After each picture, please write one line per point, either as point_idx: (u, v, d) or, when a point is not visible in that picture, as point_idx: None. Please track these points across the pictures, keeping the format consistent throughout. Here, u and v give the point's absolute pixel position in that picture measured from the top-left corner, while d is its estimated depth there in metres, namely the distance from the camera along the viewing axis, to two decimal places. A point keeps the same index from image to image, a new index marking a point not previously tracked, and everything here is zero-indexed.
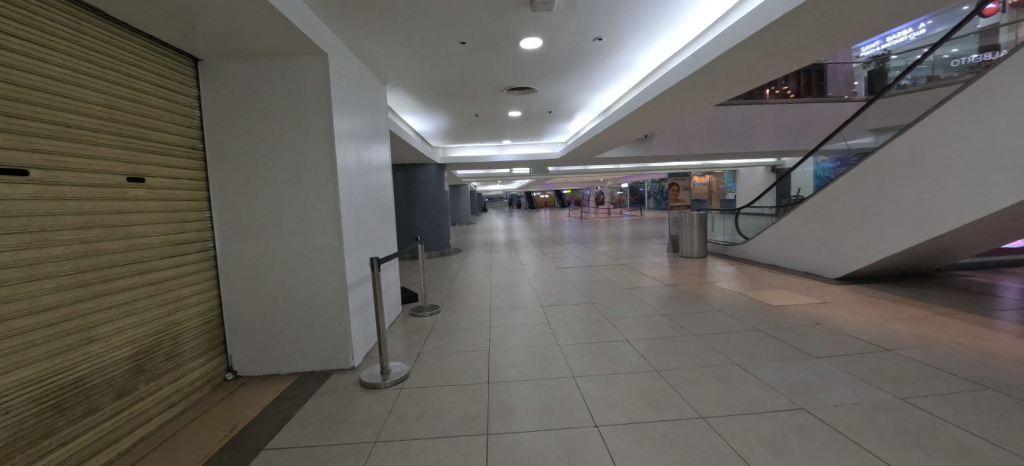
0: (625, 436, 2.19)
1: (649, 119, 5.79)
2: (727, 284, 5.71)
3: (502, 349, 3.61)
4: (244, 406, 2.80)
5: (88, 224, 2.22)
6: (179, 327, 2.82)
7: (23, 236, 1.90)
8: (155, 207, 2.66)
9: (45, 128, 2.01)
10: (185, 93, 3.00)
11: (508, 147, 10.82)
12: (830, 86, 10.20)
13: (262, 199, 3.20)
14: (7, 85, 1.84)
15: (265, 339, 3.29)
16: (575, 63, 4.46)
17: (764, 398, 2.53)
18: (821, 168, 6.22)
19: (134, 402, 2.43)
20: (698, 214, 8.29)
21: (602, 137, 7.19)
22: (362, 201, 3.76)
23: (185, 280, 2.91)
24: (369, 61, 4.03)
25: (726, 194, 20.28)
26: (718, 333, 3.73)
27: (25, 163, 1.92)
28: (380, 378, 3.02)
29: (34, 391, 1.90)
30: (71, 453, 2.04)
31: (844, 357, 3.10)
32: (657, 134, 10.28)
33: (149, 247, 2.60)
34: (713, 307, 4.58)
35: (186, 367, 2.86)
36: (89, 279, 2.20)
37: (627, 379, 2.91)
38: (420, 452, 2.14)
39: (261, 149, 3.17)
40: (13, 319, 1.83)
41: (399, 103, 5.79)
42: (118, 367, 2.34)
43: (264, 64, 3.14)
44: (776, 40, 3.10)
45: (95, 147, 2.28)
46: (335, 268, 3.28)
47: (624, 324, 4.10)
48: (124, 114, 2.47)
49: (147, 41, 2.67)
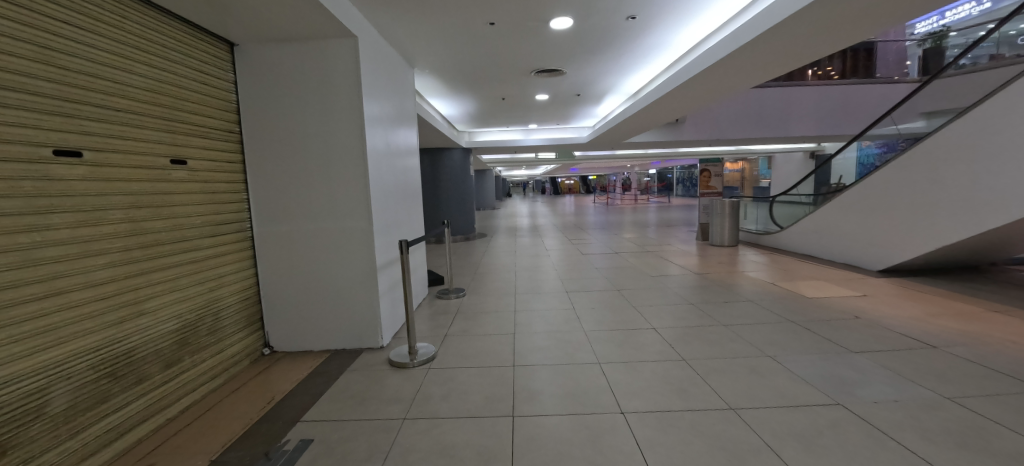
0: (650, 423, 2.19)
1: (681, 101, 5.55)
2: (758, 274, 5.51)
3: (527, 333, 3.63)
4: (280, 380, 2.93)
5: (136, 204, 2.33)
6: (220, 303, 2.96)
7: (78, 214, 2.02)
8: (196, 188, 2.78)
9: (97, 111, 2.13)
10: (222, 77, 3.08)
11: (534, 132, 10.64)
12: (878, 66, 9.56)
13: (295, 181, 3.28)
14: (59, 71, 1.95)
15: (299, 317, 3.42)
16: (606, 43, 4.29)
17: (797, 392, 2.45)
18: (865, 154, 5.94)
19: (180, 373, 2.59)
20: (730, 202, 7.99)
21: (631, 120, 6.96)
22: (390, 184, 3.78)
23: (225, 259, 3.04)
24: (399, 44, 4.02)
25: (759, 181, 19.56)
26: (748, 324, 3.63)
27: (79, 145, 2.03)
28: (408, 358, 3.09)
29: (92, 359, 2.06)
30: (125, 418, 2.20)
31: (884, 353, 2.97)
32: (688, 118, 9.97)
33: (191, 226, 2.72)
34: (743, 296, 4.46)
35: (226, 342, 3.00)
36: (136, 256, 2.33)
37: (653, 367, 2.87)
38: (447, 431, 2.20)
39: (292, 133, 3.23)
40: (70, 292, 1.97)
41: (425, 86, 5.74)
42: (165, 340, 2.49)
43: (294, 49, 3.17)
44: (826, 15, 2.88)
45: (141, 130, 2.38)
46: (364, 250, 3.34)
47: (650, 312, 4.04)
48: (166, 97, 2.56)
49: (187, 27, 2.73)
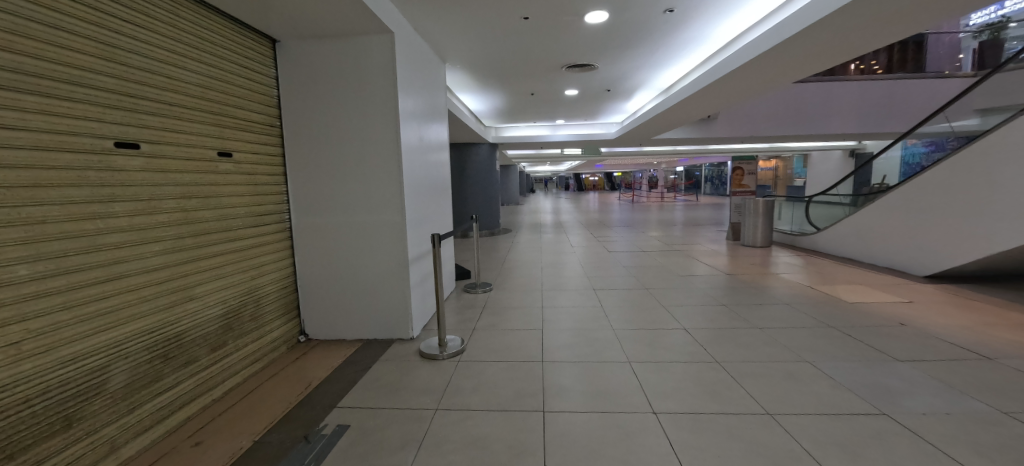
0: (683, 425, 2.17)
1: (716, 97, 5.40)
2: (793, 276, 5.34)
3: (556, 329, 3.63)
4: (315, 367, 3.03)
5: (187, 195, 2.45)
6: (260, 290, 3.08)
7: (137, 204, 2.14)
8: (240, 179, 2.89)
9: (153, 106, 2.23)
10: (265, 72, 3.17)
11: (561, 128, 10.63)
12: (928, 61, 9.04)
13: (331, 174, 3.36)
14: (120, 67, 2.06)
15: (333, 306, 3.52)
16: (641, 37, 4.22)
17: (838, 399, 2.37)
18: (911, 153, 5.67)
19: (225, 356, 2.72)
20: (764, 201, 7.76)
21: (663, 116, 6.82)
22: (422, 179, 3.83)
23: (266, 248, 3.15)
24: (433, 40, 4.06)
25: (794, 179, 18.79)
26: (785, 328, 3.53)
27: (136, 137, 2.14)
28: (438, 350, 3.15)
29: (147, 340, 2.18)
30: (176, 397, 2.33)
31: (933, 363, 2.83)
32: (721, 114, 9.68)
33: (235, 216, 2.83)
34: (778, 299, 4.33)
35: (266, 329, 3.13)
36: (187, 244, 2.44)
37: (684, 368, 2.83)
38: (479, 423, 2.24)
39: (329, 128, 3.31)
40: (129, 277, 2.09)
41: (456, 81, 5.78)
42: (212, 324, 2.62)
43: (332, 45, 3.24)
44: (879, 7, 2.73)
45: (192, 124, 2.49)
46: (397, 243, 3.41)
47: (680, 312, 3.98)
48: (214, 92, 2.66)
49: (234, 24, 2.83)
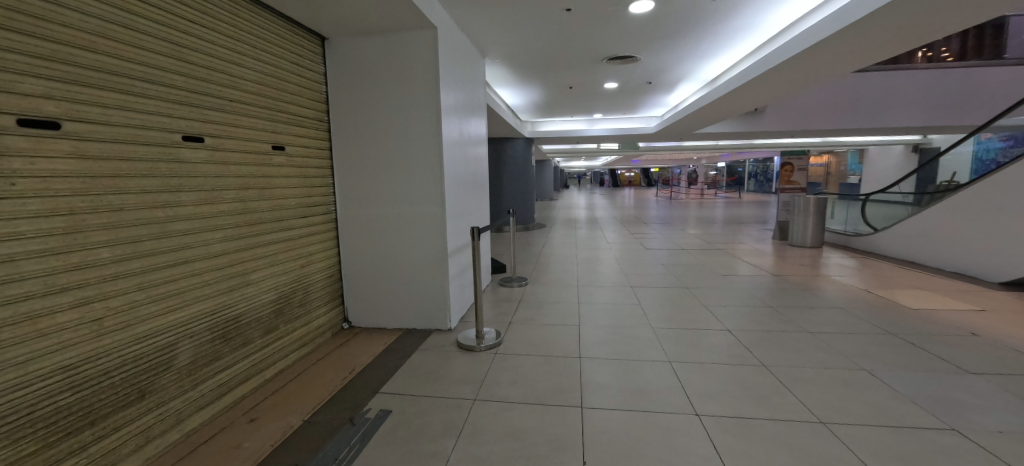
0: (729, 428, 2.09)
1: (767, 89, 5.14)
2: (847, 279, 5.01)
3: (593, 325, 3.60)
4: (358, 354, 3.14)
5: (245, 186, 2.60)
6: (308, 278, 3.22)
7: (201, 194, 2.28)
8: (292, 172, 3.03)
9: (215, 102, 2.37)
10: (315, 69, 3.30)
11: (599, 122, 10.32)
12: (1009, 46, 8.15)
13: (375, 168, 3.46)
14: (187, 65, 2.19)
15: (375, 295, 3.64)
16: (687, 27, 4.07)
17: (899, 411, 2.22)
18: (985, 149, 5.21)
19: (277, 339, 2.87)
20: (815, 199, 7.34)
21: (707, 109, 6.56)
22: (461, 173, 3.88)
23: (313, 238, 3.29)
24: (475, 35, 4.10)
25: (848, 176, 17.57)
26: (839, 333, 3.33)
27: (200, 131, 2.27)
28: (475, 342, 3.19)
29: (208, 322, 2.33)
30: (233, 375, 2.48)
31: (1011, 378, 2.59)
32: (770, 107, 9.26)
33: (287, 207, 2.97)
34: (831, 303, 4.09)
35: (313, 315, 3.27)
36: (244, 232, 2.59)
37: (729, 370, 2.73)
38: (516, 415, 2.26)
39: (374, 122, 3.40)
40: (193, 262, 2.24)
41: (496, 76, 5.81)
42: (265, 309, 2.77)
43: (377, 41, 3.32)
44: None
45: (249, 119, 2.63)
46: (436, 235, 3.47)
47: (723, 312, 3.84)
48: (269, 88, 2.79)
49: (287, 23, 2.95)
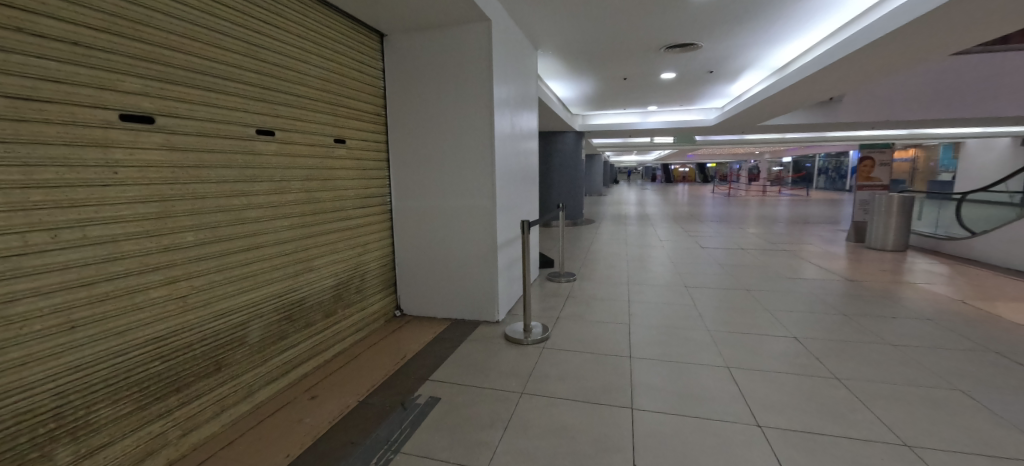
0: (797, 443, 1.94)
1: (847, 76, 4.66)
2: (938, 288, 4.47)
3: (645, 325, 3.47)
4: (409, 341, 3.24)
5: (310, 177, 2.75)
6: (365, 266, 3.37)
7: (272, 184, 2.44)
8: (351, 164, 3.16)
9: (284, 97, 2.51)
10: (374, 66, 3.42)
11: (652, 115, 9.99)
12: None
13: (427, 161, 3.55)
14: (260, 63, 2.34)
15: (426, 285, 3.74)
16: (755, 9, 3.78)
17: (1006, 440, 1.94)
18: None
19: (335, 323, 3.03)
20: (900, 198, 6.61)
21: (776, 99, 6.08)
22: (512, 166, 3.87)
23: (370, 228, 3.43)
24: (528, 26, 4.05)
25: (941, 173, 15.59)
26: (930, 348, 2.97)
27: (271, 125, 2.42)
28: (522, 336, 3.19)
29: (276, 303, 2.50)
30: (297, 354, 2.65)
31: None
32: (847, 96, 8.45)
33: (346, 198, 3.12)
34: (920, 313, 3.66)
35: (368, 302, 3.42)
36: (308, 221, 2.74)
37: (796, 381, 2.52)
38: (564, 412, 2.22)
39: (427, 116, 3.47)
40: (264, 247, 2.40)
41: (549, 68, 5.74)
42: (326, 293, 2.93)
43: (432, 36, 3.38)
44: None
45: (314, 113, 2.77)
46: (485, 228, 3.50)
47: (790, 318, 3.56)
48: (332, 84, 2.93)
49: (349, 22, 3.08)
